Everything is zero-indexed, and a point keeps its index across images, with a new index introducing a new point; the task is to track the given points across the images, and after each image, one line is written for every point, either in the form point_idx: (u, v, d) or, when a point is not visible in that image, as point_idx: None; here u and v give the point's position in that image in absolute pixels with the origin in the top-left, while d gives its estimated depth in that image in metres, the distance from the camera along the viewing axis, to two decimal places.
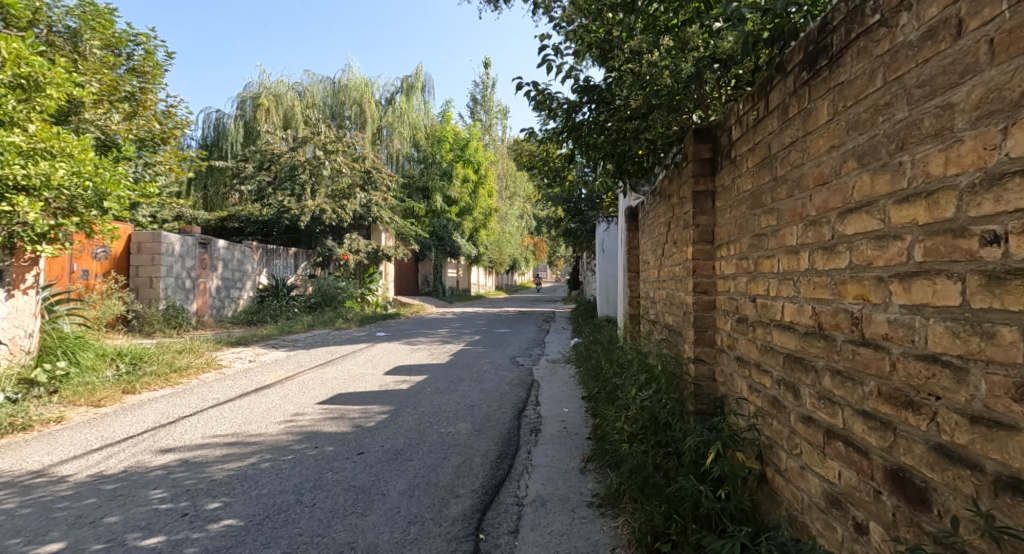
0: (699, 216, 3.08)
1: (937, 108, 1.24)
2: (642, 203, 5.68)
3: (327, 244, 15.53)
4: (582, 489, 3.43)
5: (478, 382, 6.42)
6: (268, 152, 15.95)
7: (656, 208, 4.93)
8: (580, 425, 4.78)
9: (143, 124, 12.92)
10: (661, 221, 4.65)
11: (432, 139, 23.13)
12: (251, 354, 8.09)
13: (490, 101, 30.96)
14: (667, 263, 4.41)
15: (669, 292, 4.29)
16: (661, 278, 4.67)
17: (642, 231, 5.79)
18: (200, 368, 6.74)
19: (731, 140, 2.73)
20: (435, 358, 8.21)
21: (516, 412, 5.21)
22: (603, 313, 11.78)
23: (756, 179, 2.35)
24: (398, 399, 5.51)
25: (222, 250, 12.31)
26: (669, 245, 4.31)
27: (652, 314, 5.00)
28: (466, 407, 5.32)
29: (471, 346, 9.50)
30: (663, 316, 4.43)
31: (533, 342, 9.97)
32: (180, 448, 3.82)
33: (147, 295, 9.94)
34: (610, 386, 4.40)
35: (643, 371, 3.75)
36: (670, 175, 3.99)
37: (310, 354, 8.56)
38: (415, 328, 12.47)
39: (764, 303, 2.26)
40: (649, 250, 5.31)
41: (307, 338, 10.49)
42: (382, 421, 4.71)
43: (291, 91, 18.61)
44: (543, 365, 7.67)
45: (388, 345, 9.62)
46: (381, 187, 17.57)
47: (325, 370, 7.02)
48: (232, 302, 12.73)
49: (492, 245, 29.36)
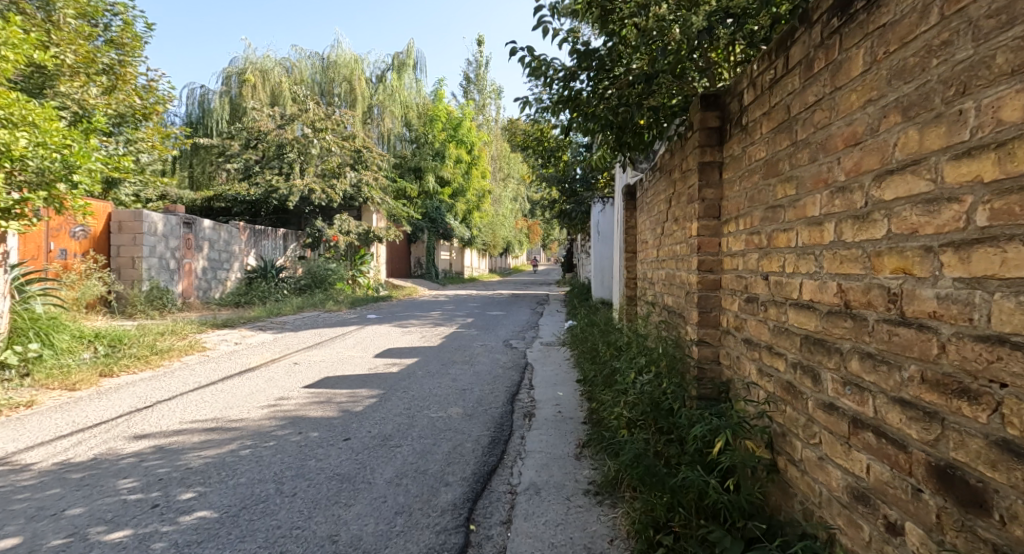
0: (705, 190, 2.90)
1: (1015, 41, 1.05)
2: (641, 181, 5.51)
3: (317, 225, 15.27)
4: (578, 476, 3.28)
5: (470, 366, 6.25)
6: (255, 130, 15.60)
7: (655, 185, 4.77)
8: (575, 410, 4.64)
9: (122, 99, 12.93)
10: (661, 198, 4.47)
11: (424, 119, 22.75)
12: (236, 337, 7.90)
13: (483, 81, 30.53)
14: (667, 242, 4.24)
15: (669, 274, 4.13)
16: (660, 258, 4.51)
17: (640, 209, 5.62)
18: (183, 351, 6.55)
19: (743, 105, 2.55)
20: (427, 340, 8.05)
21: (509, 396, 5.06)
22: (597, 296, 11.64)
23: (771, 146, 2.17)
24: (387, 382, 5.35)
25: (207, 230, 12.03)
26: (669, 223, 4.15)
27: (650, 295, 4.84)
28: (457, 390, 5.15)
29: (463, 328, 9.36)
30: (663, 298, 4.27)
31: (527, 324, 9.83)
32: (156, 434, 3.64)
33: (129, 275, 9.76)
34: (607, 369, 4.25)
35: (643, 353, 3.60)
36: (673, 148, 3.81)
37: (297, 336, 8.39)
38: (406, 310, 12.28)
39: (779, 281, 2.09)
40: (647, 229, 5.14)
41: (297, 320, 10.30)
42: (370, 406, 4.53)
43: (278, 67, 18.27)
44: (537, 348, 7.52)
45: (379, 327, 9.43)
46: (372, 167, 17.27)
47: (312, 352, 6.84)
48: (220, 283, 12.50)
49: (485, 227, 29.17)
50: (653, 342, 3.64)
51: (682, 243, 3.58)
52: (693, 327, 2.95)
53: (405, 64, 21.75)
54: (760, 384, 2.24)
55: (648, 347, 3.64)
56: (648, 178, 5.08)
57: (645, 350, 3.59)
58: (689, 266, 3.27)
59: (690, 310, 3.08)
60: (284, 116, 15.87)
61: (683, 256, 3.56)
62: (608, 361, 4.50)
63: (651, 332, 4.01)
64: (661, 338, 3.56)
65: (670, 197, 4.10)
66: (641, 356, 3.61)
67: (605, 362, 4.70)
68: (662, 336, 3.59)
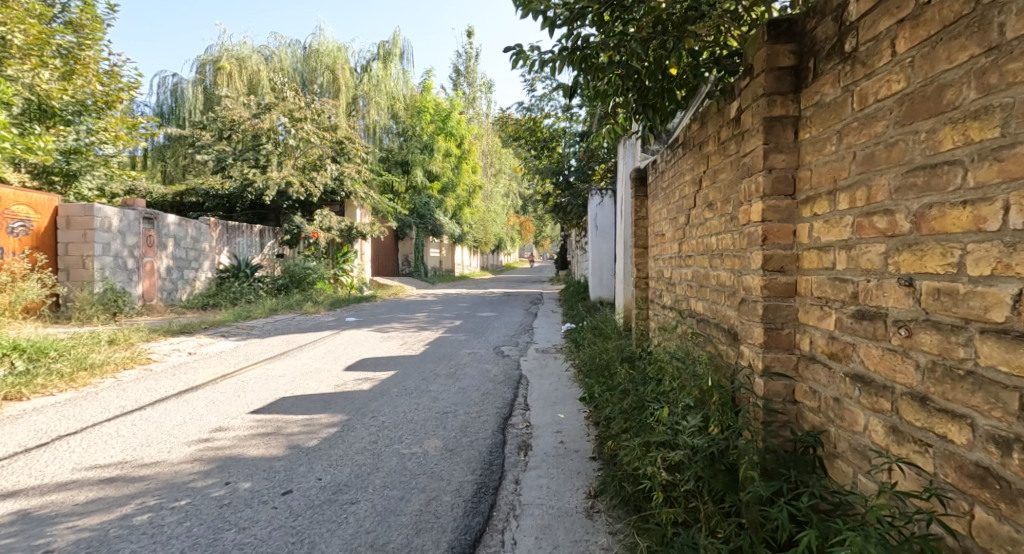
0: (773, 156, 2.06)
1: None
2: (658, 161, 4.73)
3: (296, 220, 14.25)
4: (593, 547, 2.41)
5: (456, 380, 5.38)
6: (228, 119, 14.64)
7: (677, 164, 3.96)
8: (581, 440, 3.80)
9: (81, 85, 12.04)
10: (686, 178, 3.67)
11: (411, 111, 21.82)
12: (191, 345, 6.96)
13: (474, 73, 29.51)
14: (696, 232, 3.44)
15: (700, 273, 3.32)
16: (685, 253, 3.70)
17: (653, 196, 4.86)
18: (121, 365, 5.62)
19: (846, 24, 1.72)
20: (408, 348, 7.17)
21: (501, 421, 4.21)
22: (595, 295, 10.82)
23: (923, 62, 1.43)
24: (354, 404, 4.47)
25: (172, 226, 11.18)
26: (701, 209, 3.32)
27: (672, 295, 4.05)
28: (437, 414, 4.29)
29: (450, 333, 8.48)
30: (692, 303, 3.44)
31: (521, 327, 8.98)
32: (32, 490, 2.73)
33: (79, 276, 8.91)
34: (625, 396, 3.40)
35: (676, 378, 2.78)
36: (710, 109, 3.08)
37: (263, 344, 7.46)
38: (389, 312, 11.38)
39: (945, 295, 1.37)
40: (665, 219, 4.32)
41: (267, 324, 9.40)
42: (328, 438, 3.64)
43: (255, 55, 17.36)
44: (532, 355, 6.68)
45: (357, 332, 8.52)
46: (354, 159, 16.38)
47: (273, 364, 5.92)
48: (187, 284, 11.64)
49: (475, 223, 28.30)
50: (687, 362, 2.83)
51: (728, 233, 2.75)
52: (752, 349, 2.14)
53: (391, 53, 20.76)
54: (909, 453, 1.48)
55: (680, 368, 2.81)
56: (669, 156, 4.28)
57: (679, 374, 2.76)
58: (740, 264, 2.46)
59: (746, 324, 2.26)
60: (261, 104, 15.03)
61: (727, 250, 2.75)
62: (626, 383, 3.69)
63: (679, 347, 3.20)
64: (701, 358, 2.76)
65: (703, 176, 3.28)
66: (674, 383, 2.79)
67: (619, 382, 3.90)
68: (706, 357, 2.78)
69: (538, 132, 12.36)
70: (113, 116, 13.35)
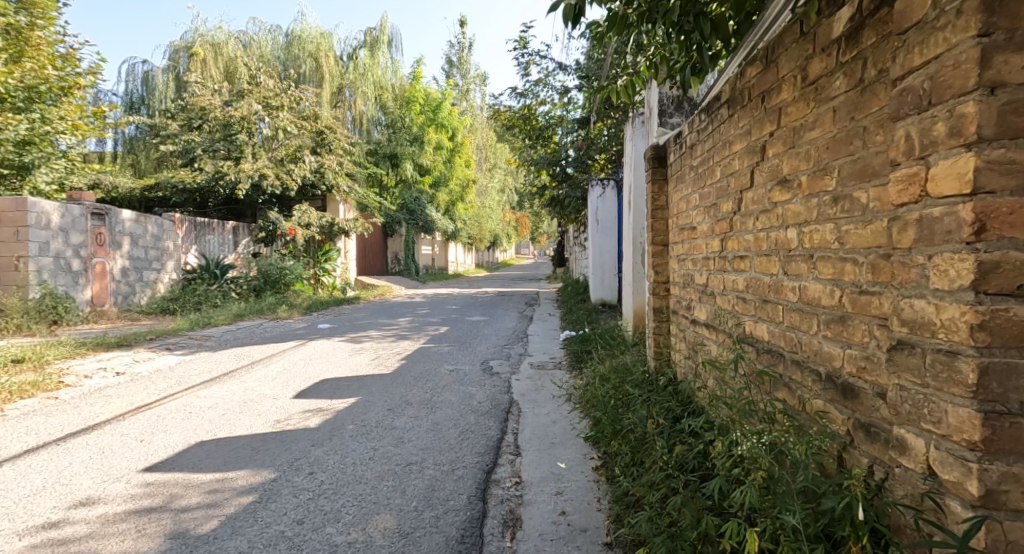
0: (1003, 58, 1.18)
1: None
2: (682, 136, 3.69)
3: (271, 216, 13.14)
4: None
5: (430, 410, 4.31)
6: (197, 106, 13.58)
7: (714, 134, 2.99)
8: (588, 511, 2.73)
9: (31, 69, 10.79)
10: (732, 148, 2.67)
11: (400, 101, 20.75)
12: (122, 363, 5.87)
13: (467, 64, 28.37)
14: (755, 223, 2.42)
15: (763, 282, 2.32)
16: (733, 254, 2.68)
17: (674, 179, 3.93)
18: (15, 394, 4.52)
19: None
20: (380, 363, 6.11)
21: (484, 476, 3.19)
22: (595, 296, 9.80)
23: None
24: (288, 452, 3.40)
25: (127, 223, 10.10)
26: (759, 194, 2.35)
27: (712, 309, 3.01)
28: (400, 467, 3.25)
29: (433, 342, 7.44)
30: (753, 328, 2.39)
31: (513, 335, 7.94)
32: None
33: (10, 280, 8.00)
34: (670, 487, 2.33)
35: (773, 480, 1.70)
36: (785, 34, 2.11)
37: (213, 359, 6.38)
38: (369, 316, 10.33)
39: None
40: (696, 206, 3.34)
41: (229, 331, 8.34)
42: (232, 518, 2.57)
43: (232, 40, 16.27)
44: (526, 372, 5.63)
45: (325, 343, 7.44)
46: (336, 151, 15.28)
47: (209, 388, 4.84)
48: (147, 287, 10.60)
49: (469, 219, 27.45)
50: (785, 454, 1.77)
51: (827, 225, 1.78)
52: (964, 455, 1.23)
53: (379, 40, 19.70)
54: None
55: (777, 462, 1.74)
56: (701, 124, 3.22)
57: (779, 478, 1.68)
58: (867, 272, 1.55)
59: (928, 399, 1.32)
60: (234, 91, 14.07)
61: (824, 249, 1.80)
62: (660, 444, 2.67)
63: (737, 407, 2.15)
64: (805, 450, 1.69)
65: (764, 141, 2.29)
66: (770, 492, 1.70)
67: (650, 436, 2.89)
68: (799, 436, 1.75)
69: (533, 120, 11.36)
70: (71, 103, 12.15)
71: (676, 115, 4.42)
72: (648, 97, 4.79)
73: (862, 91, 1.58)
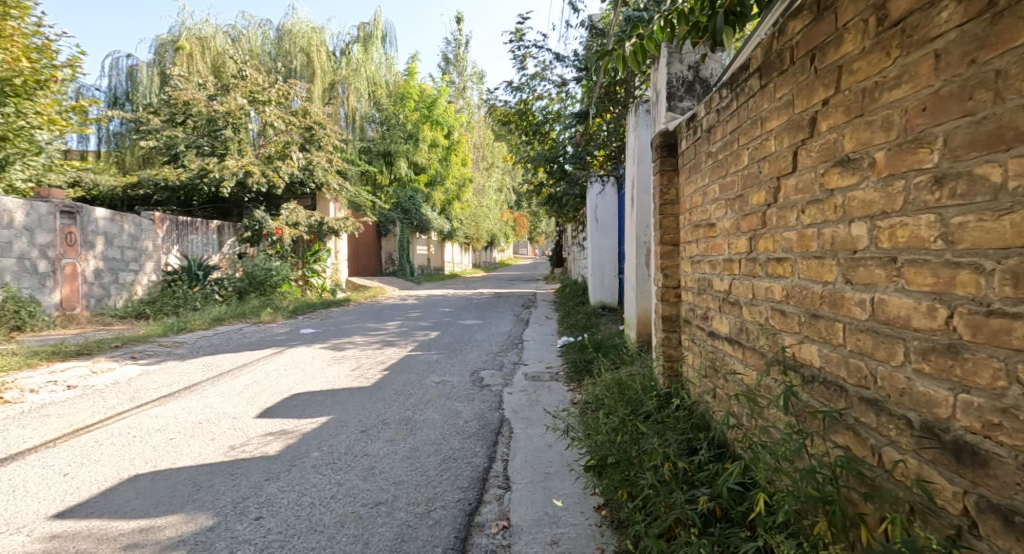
0: None
1: None
2: (697, 118, 3.18)
3: (257, 214, 12.58)
4: None
5: (408, 433, 3.80)
6: (180, 100, 13.03)
7: (738, 111, 2.49)
8: None
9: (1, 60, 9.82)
10: (767, 123, 2.16)
11: (394, 97, 20.21)
12: (76, 375, 5.32)
13: (464, 62, 27.83)
14: (798, 217, 1.92)
15: (812, 294, 1.82)
16: (768, 255, 2.18)
17: (686, 169, 3.43)
18: None
19: None
20: (360, 375, 5.59)
21: (467, 518, 2.69)
22: (595, 299, 9.31)
23: None
24: (234, 490, 2.88)
25: (102, 221, 9.56)
26: (806, 181, 1.85)
27: (738, 323, 2.51)
28: (368, 508, 2.75)
29: (420, 349, 6.93)
30: (799, 352, 1.88)
31: (508, 341, 7.44)
32: None
33: None
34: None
35: None
36: None
37: (180, 369, 5.84)
38: (357, 321, 9.80)
39: None
40: (716, 198, 2.84)
41: (204, 338, 7.81)
42: None
43: (219, 34, 15.71)
44: (519, 385, 5.11)
45: (305, 350, 6.91)
46: (326, 147, 14.71)
47: (163, 405, 4.31)
48: (124, 290, 10.07)
49: (467, 219, 26.93)
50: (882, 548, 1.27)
51: (922, 218, 1.29)
52: None
53: (372, 35, 19.15)
54: None
55: None
56: (722, 101, 2.71)
57: None
58: (1007, 286, 1.08)
59: None
60: (219, 86, 13.54)
61: (914, 251, 1.31)
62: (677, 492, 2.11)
63: (784, 455, 1.65)
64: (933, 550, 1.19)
65: (813, 113, 1.79)
66: None
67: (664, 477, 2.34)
68: (895, 518, 1.26)
69: (529, 114, 10.86)
70: (48, 96, 11.32)
71: (686, 99, 3.92)
72: (655, 78, 4.27)
73: (994, 19, 1.12)
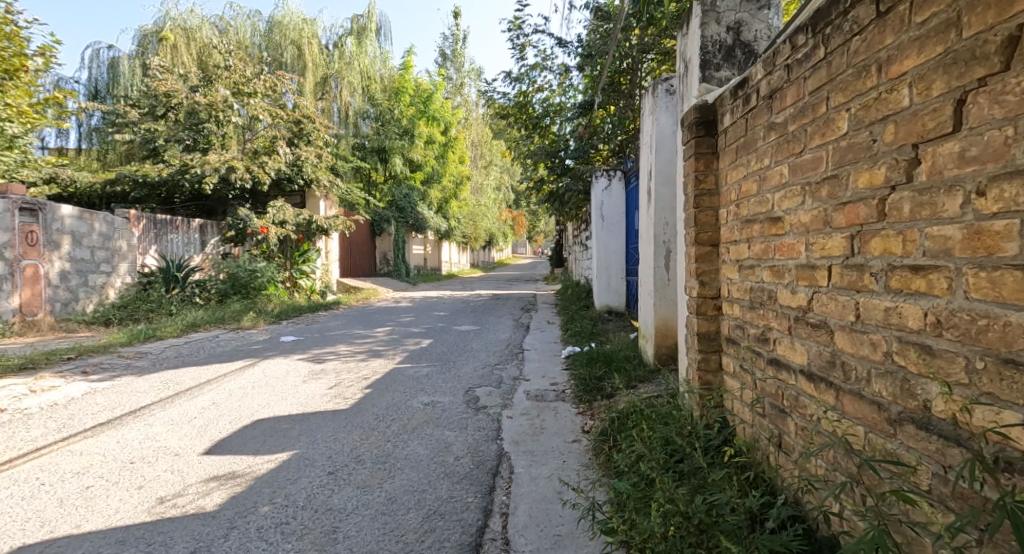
0: None
1: None
2: (750, 83, 2.46)
3: (240, 212, 11.78)
4: None
5: (386, 476, 3.11)
6: (159, 92, 12.28)
7: (827, 57, 1.79)
8: None
9: None
10: (893, 63, 1.47)
11: (389, 92, 19.51)
12: (9, 396, 4.60)
13: (462, 58, 27.14)
14: (967, 201, 1.27)
15: (1003, 326, 1.20)
16: (891, 261, 1.49)
17: (730, 149, 2.73)
18: None
19: None
20: (337, 394, 4.88)
21: None
22: (600, 302, 8.64)
23: None
24: None
25: (68, 219, 8.86)
26: (991, 144, 1.22)
27: (827, 353, 1.81)
28: None
29: (408, 361, 6.23)
30: (989, 421, 1.23)
31: (507, 350, 6.74)
32: None
33: None
34: None
35: None
36: None
37: (133, 387, 5.10)
38: (345, 326, 9.10)
39: None
40: (783, 180, 2.13)
41: (173, 347, 7.09)
42: None
43: (205, 24, 14.96)
44: (522, 407, 4.40)
45: (281, 362, 6.21)
46: (316, 142, 13.90)
47: (92, 438, 3.59)
48: (92, 293, 9.34)
49: (465, 218, 26.24)
50: None
51: None
52: None
53: (366, 28, 18.41)
54: None
55: None
56: (797, 49, 2.00)
57: None
58: None
59: None
60: (202, 77, 12.78)
61: None
62: None
63: None
64: None
65: (1013, 29, 1.17)
66: None
67: None
68: None
69: (530, 105, 10.14)
70: (19, 87, 10.47)
71: (725, 67, 3.19)
72: (685, 46, 3.55)
73: None
